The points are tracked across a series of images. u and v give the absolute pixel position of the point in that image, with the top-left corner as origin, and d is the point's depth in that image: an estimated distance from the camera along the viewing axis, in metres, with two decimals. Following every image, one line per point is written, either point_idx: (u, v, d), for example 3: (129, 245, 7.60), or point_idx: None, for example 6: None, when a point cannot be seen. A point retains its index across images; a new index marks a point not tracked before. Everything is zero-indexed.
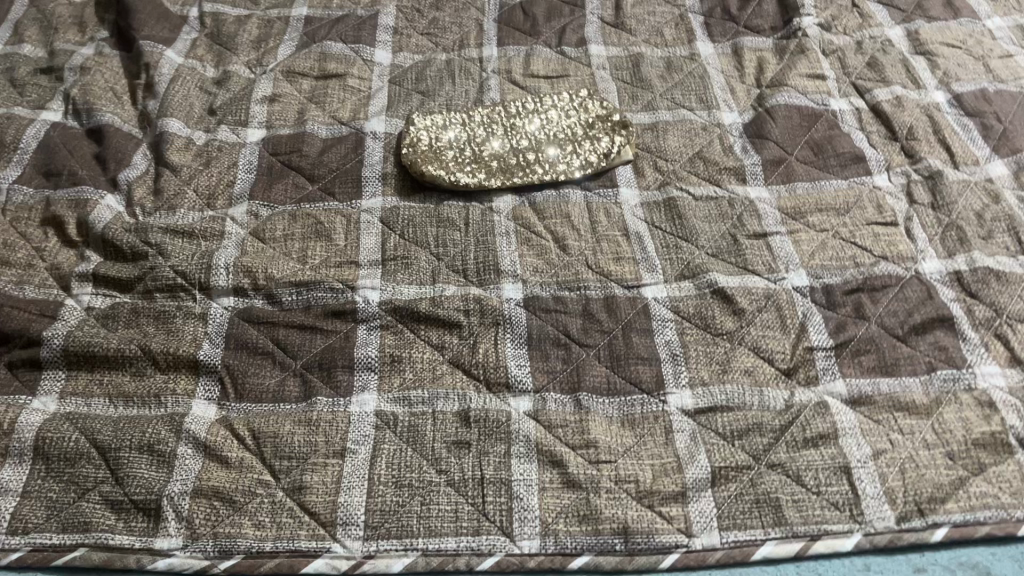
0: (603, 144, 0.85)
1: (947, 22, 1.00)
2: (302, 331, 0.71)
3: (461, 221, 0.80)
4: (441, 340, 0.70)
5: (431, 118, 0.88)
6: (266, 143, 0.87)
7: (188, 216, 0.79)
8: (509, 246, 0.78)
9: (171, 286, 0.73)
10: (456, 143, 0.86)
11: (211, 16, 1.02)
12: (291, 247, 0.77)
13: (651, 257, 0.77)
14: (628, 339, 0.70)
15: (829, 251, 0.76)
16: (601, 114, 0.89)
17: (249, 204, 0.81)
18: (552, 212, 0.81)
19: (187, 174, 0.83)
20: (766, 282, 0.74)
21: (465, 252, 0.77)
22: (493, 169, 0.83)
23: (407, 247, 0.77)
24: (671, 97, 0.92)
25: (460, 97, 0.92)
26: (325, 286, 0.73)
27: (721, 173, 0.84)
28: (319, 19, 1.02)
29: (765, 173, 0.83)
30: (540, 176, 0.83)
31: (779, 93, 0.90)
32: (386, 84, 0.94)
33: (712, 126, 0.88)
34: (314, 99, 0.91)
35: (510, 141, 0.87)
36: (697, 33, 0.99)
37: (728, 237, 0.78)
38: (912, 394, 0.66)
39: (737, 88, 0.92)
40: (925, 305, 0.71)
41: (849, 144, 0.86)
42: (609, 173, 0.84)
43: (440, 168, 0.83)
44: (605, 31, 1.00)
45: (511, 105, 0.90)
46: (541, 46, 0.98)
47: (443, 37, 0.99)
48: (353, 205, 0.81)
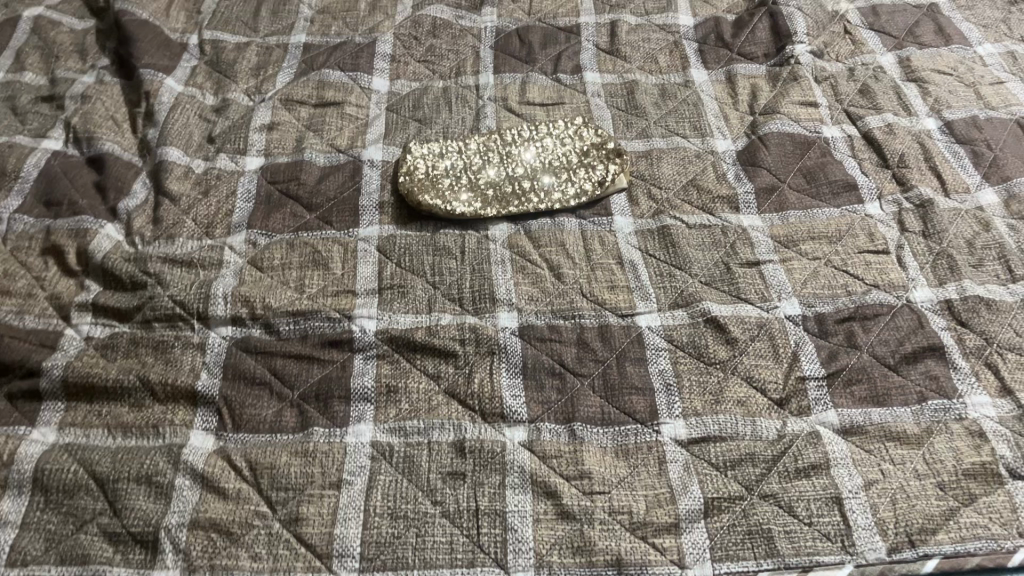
0: (598, 172, 0.86)
1: (938, 49, 1.01)
2: (299, 361, 0.71)
3: (457, 249, 0.81)
4: (437, 370, 0.71)
5: (428, 146, 0.89)
6: (265, 171, 0.88)
7: (187, 245, 0.80)
8: (504, 275, 0.79)
9: (170, 315, 0.74)
10: (453, 171, 0.87)
11: (211, 44, 1.03)
12: (288, 276, 0.78)
13: (645, 285, 0.77)
14: (622, 369, 0.71)
15: (821, 279, 0.77)
16: (595, 142, 0.90)
17: (247, 233, 0.82)
18: (547, 241, 0.82)
19: (186, 203, 0.84)
20: (758, 310, 0.75)
21: (461, 281, 0.78)
22: (489, 197, 0.84)
23: (403, 276, 0.78)
24: (665, 125, 0.93)
25: (457, 124, 0.93)
26: (322, 315, 0.74)
27: (714, 202, 0.84)
28: (317, 47, 1.03)
29: (758, 201, 0.84)
30: (536, 204, 0.84)
31: (772, 120, 0.91)
32: (384, 112, 0.95)
33: (705, 154, 0.89)
34: (312, 127, 0.92)
35: (506, 169, 0.87)
36: (691, 60, 1.00)
37: (721, 265, 0.79)
38: (903, 424, 0.66)
39: (731, 115, 0.93)
40: (917, 334, 0.72)
41: (841, 172, 0.87)
42: (604, 201, 0.85)
43: (436, 197, 0.84)
44: (600, 58, 1.01)
45: (507, 133, 0.91)
46: (537, 73, 0.99)
47: (440, 65, 1.00)
48: (351, 233, 0.82)
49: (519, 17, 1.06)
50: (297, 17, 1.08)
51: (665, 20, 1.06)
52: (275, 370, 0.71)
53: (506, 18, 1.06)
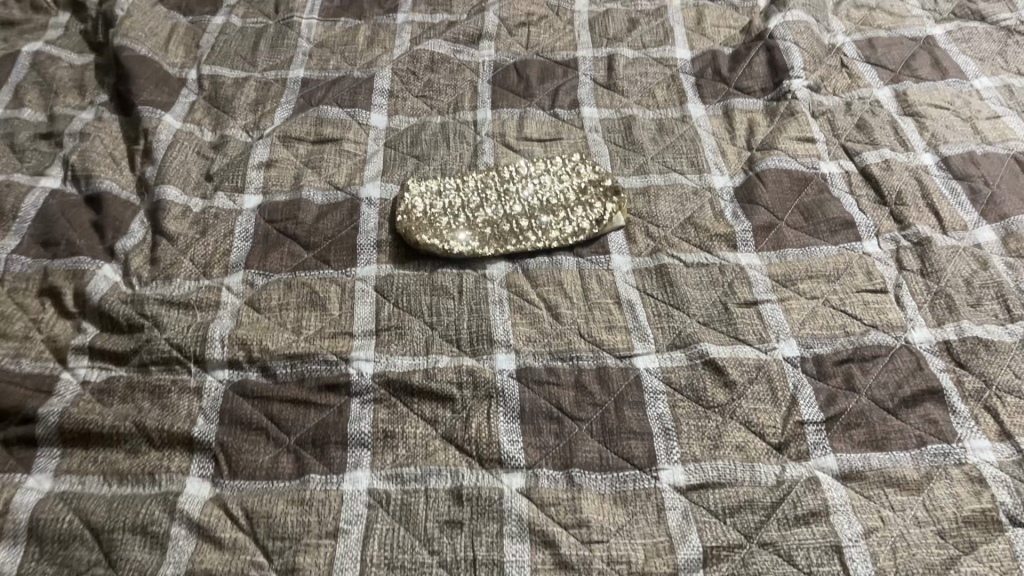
0: (595, 210, 0.86)
1: (935, 83, 1.01)
2: (295, 406, 0.71)
3: (454, 289, 0.80)
4: (434, 414, 0.70)
5: (426, 184, 0.89)
6: (262, 210, 0.88)
7: (185, 286, 0.80)
8: (502, 315, 0.78)
9: (167, 358, 0.74)
10: (450, 209, 0.87)
11: (210, 80, 1.03)
12: (286, 318, 0.78)
13: (643, 325, 0.77)
14: (620, 413, 0.70)
15: (819, 319, 0.77)
16: (593, 179, 0.90)
17: (244, 273, 0.81)
18: (545, 279, 0.81)
19: (183, 242, 0.84)
20: (757, 352, 0.74)
21: (458, 322, 0.78)
22: (487, 235, 0.84)
23: (401, 317, 0.78)
24: (663, 161, 0.93)
25: (454, 161, 0.93)
26: (319, 358, 0.74)
27: (712, 240, 0.84)
28: (315, 81, 1.04)
29: (756, 239, 0.84)
30: (533, 242, 0.84)
31: (770, 156, 0.91)
32: (382, 148, 0.95)
33: (703, 190, 0.89)
34: (310, 164, 0.93)
35: (504, 206, 0.87)
36: (688, 94, 1.01)
37: (719, 305, 0.79)
38: (903, 469, 0.66)
39: (728, 151, 0.94)
40: (915, 376, 0.72)
41: (839, 209, 0.87)
42: (602, 239, 0.85)
43: (434, 235, 0.83)
44: (597, 92, 1.01)
45: (505, 170, 0.91)
46: (534, 108, 0.99)
47: (438, 100, 1.01)
48: (348, 273, 0.82)
49: (517, 51, 1.07)
50: (295, 51, 1.08)
51: (662, 53, 1.06)
52: (272, 415, 0.71)
53: (504, 52, 1.07)
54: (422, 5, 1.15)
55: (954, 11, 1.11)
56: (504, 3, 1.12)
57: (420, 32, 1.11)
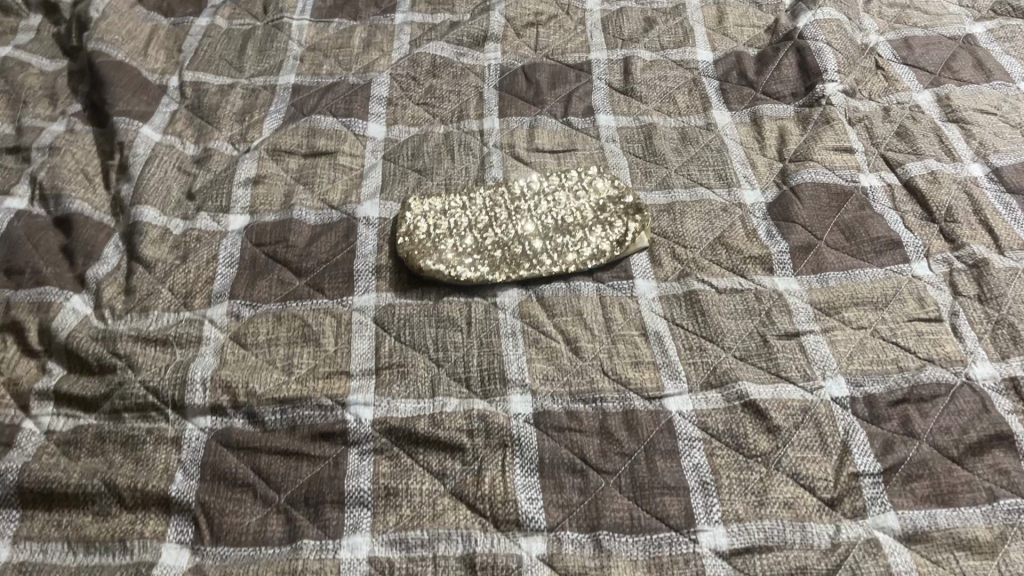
0: (616, 230, 0.78)
1: (979, 85, 0.93)
2: (286, 458, 0.63)
3: (462, 320, 0.73)
4: (442, 467, 0.63)
5: (429, 202, 0.81)
6: (250, 232, 0.80)
7: (162, 320, 0.72)
8: (515, 349, 0.71)
9: (142, 404, 0.66)
10: (456, 229, 0.79)
11: (192, 88, 0.95)
12: (275, 356, 0.70)
13: (674, 361, 0.69)
14: (652, 464, 0.63)
15: (869, 353, 0.69)
16: (612, 195, 0.82)
17: (229, 304, 0.74)
18: (563, 308, 0.73)
19: (162, 269, 0.76)
20: (802, 391, 0.67)
21: (467, 358, 0.70)
22: (497, 259, 0.76)
23: (403, 353, 0.70)
24: (688, 174, 0.85)
25: (460, 175, 0.85)
26: (311, 403, 0.66)
27: (745, 263, 0.76)
28: (307, 88, 0.96)
29: (794, 262, 0.76)
30: (548, 266, 0.76)
31: (805, 169, 0.83)
32: (381, 162, 0.87)
33: (733, 207, 0.82)
34: (303, 180, 0.85)
35: (515, 226, 0.79)
36: (712, 100, 0.93)
37: (757, 338, 0.71)
38: (974, 529, 0.58)
39: (758, 163, 0.86)
40: (981, 419, 0.64)
41: (883, 227, 0.79)
42: (624, 262, 0.77)
43: (438, 260, 0.75)
44: (613, 98, 0.93)
45: (515, 185, 0.83)
46: (546, 116, 0.91)
47: (440, 107, 0.93)
48: (344, 303, 0.74)
49: (525, 54, 0.99)
50: (285, 55, 1.00)
51: (682, 55, 0.98)
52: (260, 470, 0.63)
53: (511, 55, 0.99)
54: (422, 5, 1.07)
55: (994, 8, 1.04)
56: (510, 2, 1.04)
57: (420, 33, 1.03)
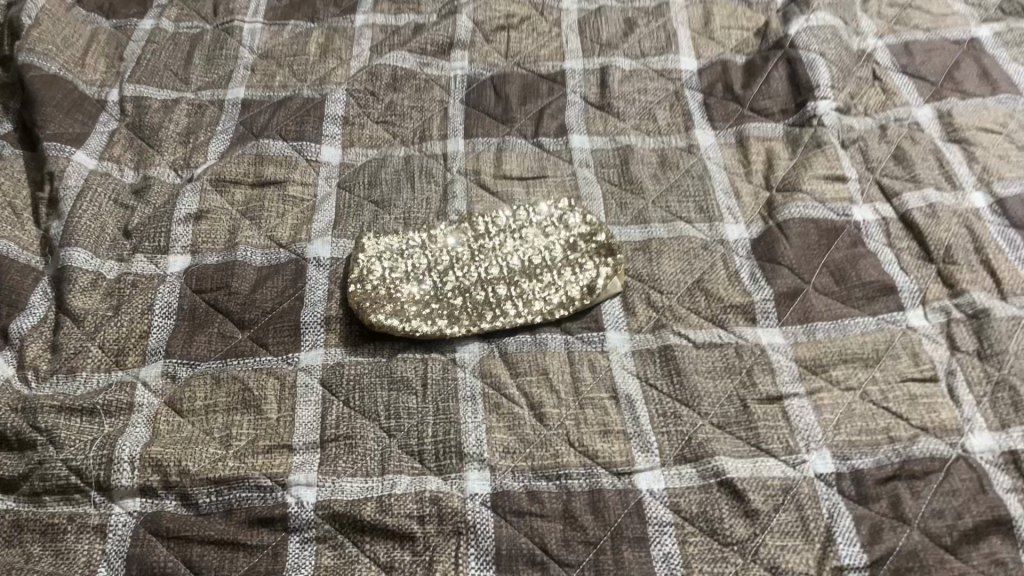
0: (586, 275, 0.72)
1: (984, 99, 0.86)
2: (220, 548, 0.58)
3: (417, 381, 0.67)
4: (390, 559, 0.58)
5: (384, 240, 0.75)
6: (189, 276, 0.73)
7: (91, 383, 0.67)
8: (474, 416, 0.65)
9: (64, 486, 0.60)
10: (414, 272, 0.72)
11: (133, 104, 0.88)
12: (212, 425, 0.64)
13: (646, 430, 0.64)
14: (618, 555, 0.57)
15: (857, 421, 0.64)
16: (584, 232, 0.75)
17: (164, 364, 0.68)
18: (527, 366, 0.68)
19: (92, 323, 0.70)
20: (783, 467, 0.61)
21: (421, 427, 0.64)
22: (457, 309, 0.70)
23: (352, 422, 0.64)
24: (666, 205, 0.78)
25: (420, 207, 0.79)
26: (249, 483, 0.61)
27: (727, 312, 0.70)
28: (258, 103, 0.88)
29: (778, 311, 0.70)
30: (513, 317, 0.70)
31: (793, 202, 0.77)
32: (335, 191, 0.80)
33: (714, 244, 0.75)
34: (249, 213, 0.78)
35: (478, 269, 0.73)
36: (696, 117, 0.86)
37: (736, 402, 0.65)
38: None
39: (743, 192, 0.79)
40: (977, 501, 0.59)
41: (876, 269, 0.73)
42: (595, 311, 0.71)
43: (392, 312, 0.69)
44: (588, 115, 0.86)
45: (479, 220, 0.76)
46: (515, 136, 0.84)
47: (401, 126, 0.86)
48: (289, 361, 0.68)
49: (495, 62, 0.91)
50: (235, 64, 0.93)
51: (664, 63, 0.91)
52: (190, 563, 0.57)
53: (479, 64, 0.91)
54: (385, 4, 0.99)
55: (1002, 7, 0.96)
56: (480, 2, 0.96)
57: (381, 38, 0.95)
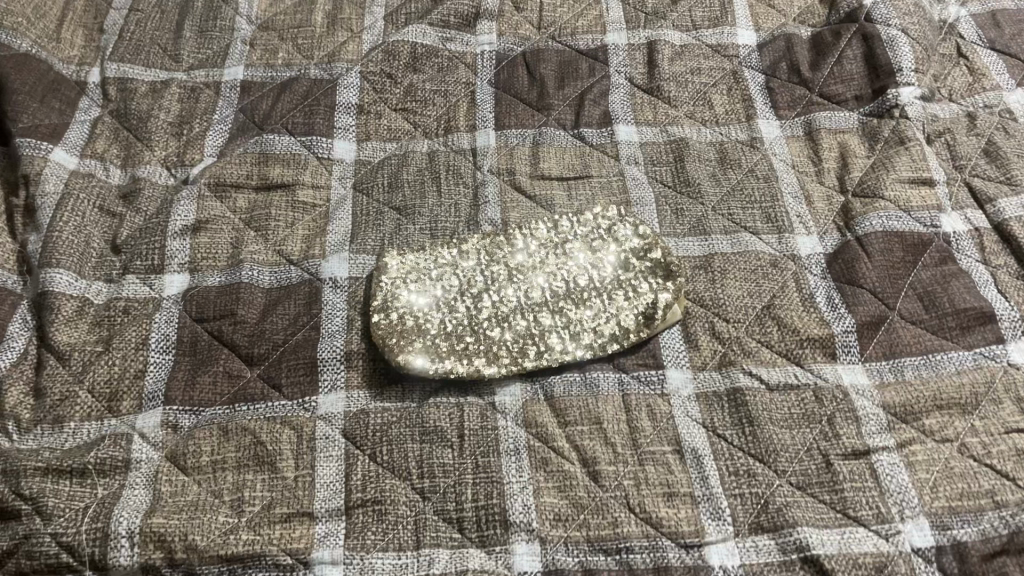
0: (642, 301, 0.63)
1: None
2: None
3: (453, 432, 0.59)
4: None
5: (407, 259, 0.66)
6: (189, 302, 0.64)
7: (81, 435, 0.58)
8: (519, 474, 0.57)
9: (54, 566, 0.52)
10: (444, 300, 0.64)
11: (118, 88, 0.77)
12: (221, 486, 0.57)
13: (716, 493, 0.56)
14: None
15: (957, 482, 0.56)
16: (637, 247, 0.66)
17: (165, 412, 0.59)
18: (577, 414, 0.59)
19: (79, 362, 0.61)
20: (875, 539, 0.54)
21: (459, 488, 0.56)
22: (496, 345, 0.61)
23: (380, 482, 0.57)
24: (728, 213, 0.69)
25: (448, 217, 0.69)
26: (266, 562, 0.53)
27: (802, 346, 0.62)
28: (259, 86, 0.78)
29: (861, 343, 0.62)
30: (560, 353, 0.61)
31: (873, 211, 0.68)
32: (351, 194, 0.71)
33: (784, 261, 0.66)
34: (254, 223, 0.69)
35: (518, 293, 0.64)
36: (758, 103, 0.75)
37: (816, 457, 0.57)
38: None
39: (815, 196, 0.70)
40: None
41: (970, 292, 0.64)
42: (651, 344, 0.63)
43: (421, 351, 0.61)
44: (635, 100, 0.76)
45: (516, 233, 0.67)
46: (553, 126, 0.74)
47: (423, 114, 0.76)
48: (306, 407, 0.60)
49: (526, 35, 0.81)
50: (232, 39, 0.82)
51: (719, 37, 0.80)
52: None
53: (509, 38, 0.80)
54: None
55: None
56: None
57: (396, 5, 0.84)
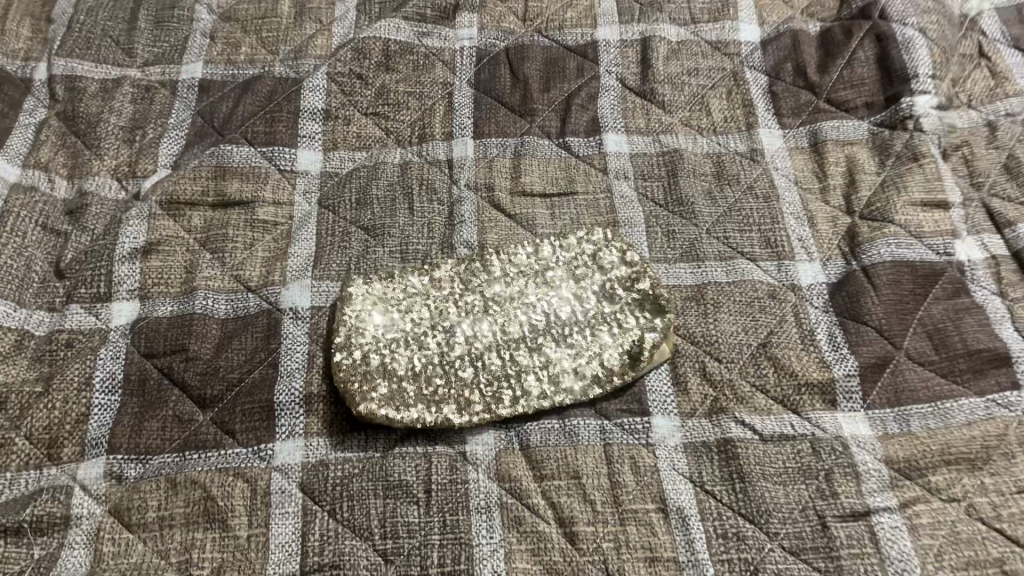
0: (628, 339, 0.58)
1: None
2: None
3: (419, 487, 0.54)
4: None
5: (375, 287, 0.61)
6: (137, 334, 0.60)
7: (18, 487, 0.54)
8: (490, 535, 0.53)
9: None
10: (414, 336, 0.59)
11: (65, 87, 0.71)
12: (168, 546, 0.52)
13: (702, 559, 0.52)
14: None
15: (964, 549, 0.51)
16: (623, 277, 0.61)
17: (108, 461, 0.55)
18: (553, 466, 0.55)
19: (17, 405, 0.56)
20: None
21: (425, 551, 0.52)
22: (467, 388, 0.57)
23: (340, 544, 0.52)
24: (724, 236, 0.64)
25: (420, 238, 0.64)
26: None
27: (800, 391, 0.57)
28: (219, 85, 0.72)
29: (864, 389, 0.57)
30: (537, 398, 0.56)
31: (882, 237, 0.62)
32: (317, 210, 0.66)
33: (783, 292, 0.61)
34: (209, 244, 0.64)
35: (493, 329, 0.59)
36: (760, 109, 0.69)
37: (812, 519, 0.53)
38: None
39: (819, 217, 0.64)
40: None
41: (985, 331, 0.59)
42: (636, 387, 0.58)
43: (387, 397, 0.56)
44: (627, 106, 0.70)
45: (492, 258, 0.62)
46: (536, 135, 0.69)
47: (396, 119, 0.70)
48: (261, 456, 0.56)
49: (511, 29, 0.74)
50: (191, 30, 0.75)
51: (719, 33, 0.74)
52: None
53: (491, 32, 0.74)
54: None
55: None
56: None
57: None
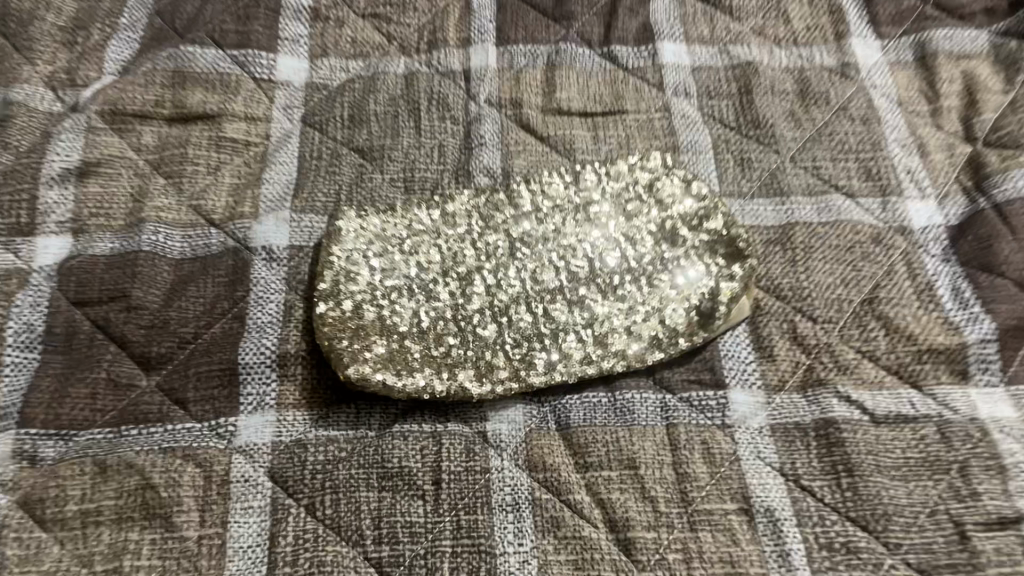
0: (697, 293, 0.45)
1: None
2: None
3: (426, 477, 0.42)
4: None
5: (371, 222, 0.47)
6: (65, 275, 0.46)
7: None
8: (518, 541, 0.40)
9: None
10: (419, 284, 0.46)
11: None
12: (92, 550, 0.39)
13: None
14: None
15: None
16: (688, 213, 0.48)
17: (18, 438, 0.41)
18: (601, 452, 0.42)
19: None
20: None
21: (433, 562, 0.39)
22: (490, 351, 0.44)
23: (321, 551, 0.40)
24: (813, 166, 0.50)
25: (429, 165, 0.51)
26: None
27: (920, 360, 0.44)
28: None
29: (1004, 357, 0.44)
30: (579, 364, 0.44)
31: (1016, 166, 0.49)
32: (300, 129, 0.52)
33: (890, 235, 0.48)
34: (164, 166, 0.50)
35: (521, 275, 0.46)
36: (850, 16, 0.56)
37: (945, 526, 0.39)
38: None
39: (931, 143, 0.51)
40: None
41: None
42: (706, 352, 0.45)
43: (384, 360, 0.43)
44: (685, 10, 0.57)
45: (524, 189, 0.49)
46: (574, 43, 0.55)
47: (400, 23, 0.56)
48: (220, 434, 0.43)
49: None
50: None
51: None
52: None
53: None
54: None
55: None
56: None
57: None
